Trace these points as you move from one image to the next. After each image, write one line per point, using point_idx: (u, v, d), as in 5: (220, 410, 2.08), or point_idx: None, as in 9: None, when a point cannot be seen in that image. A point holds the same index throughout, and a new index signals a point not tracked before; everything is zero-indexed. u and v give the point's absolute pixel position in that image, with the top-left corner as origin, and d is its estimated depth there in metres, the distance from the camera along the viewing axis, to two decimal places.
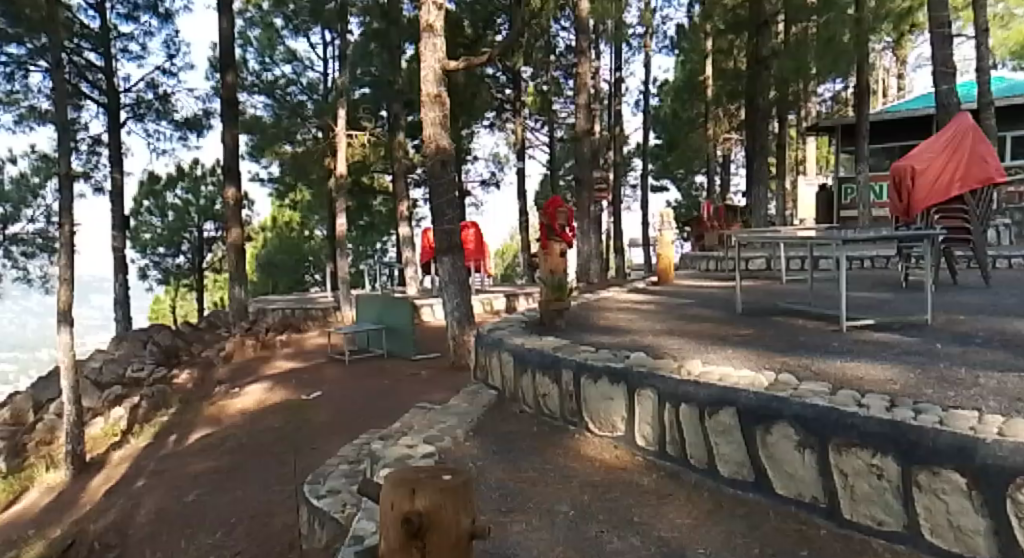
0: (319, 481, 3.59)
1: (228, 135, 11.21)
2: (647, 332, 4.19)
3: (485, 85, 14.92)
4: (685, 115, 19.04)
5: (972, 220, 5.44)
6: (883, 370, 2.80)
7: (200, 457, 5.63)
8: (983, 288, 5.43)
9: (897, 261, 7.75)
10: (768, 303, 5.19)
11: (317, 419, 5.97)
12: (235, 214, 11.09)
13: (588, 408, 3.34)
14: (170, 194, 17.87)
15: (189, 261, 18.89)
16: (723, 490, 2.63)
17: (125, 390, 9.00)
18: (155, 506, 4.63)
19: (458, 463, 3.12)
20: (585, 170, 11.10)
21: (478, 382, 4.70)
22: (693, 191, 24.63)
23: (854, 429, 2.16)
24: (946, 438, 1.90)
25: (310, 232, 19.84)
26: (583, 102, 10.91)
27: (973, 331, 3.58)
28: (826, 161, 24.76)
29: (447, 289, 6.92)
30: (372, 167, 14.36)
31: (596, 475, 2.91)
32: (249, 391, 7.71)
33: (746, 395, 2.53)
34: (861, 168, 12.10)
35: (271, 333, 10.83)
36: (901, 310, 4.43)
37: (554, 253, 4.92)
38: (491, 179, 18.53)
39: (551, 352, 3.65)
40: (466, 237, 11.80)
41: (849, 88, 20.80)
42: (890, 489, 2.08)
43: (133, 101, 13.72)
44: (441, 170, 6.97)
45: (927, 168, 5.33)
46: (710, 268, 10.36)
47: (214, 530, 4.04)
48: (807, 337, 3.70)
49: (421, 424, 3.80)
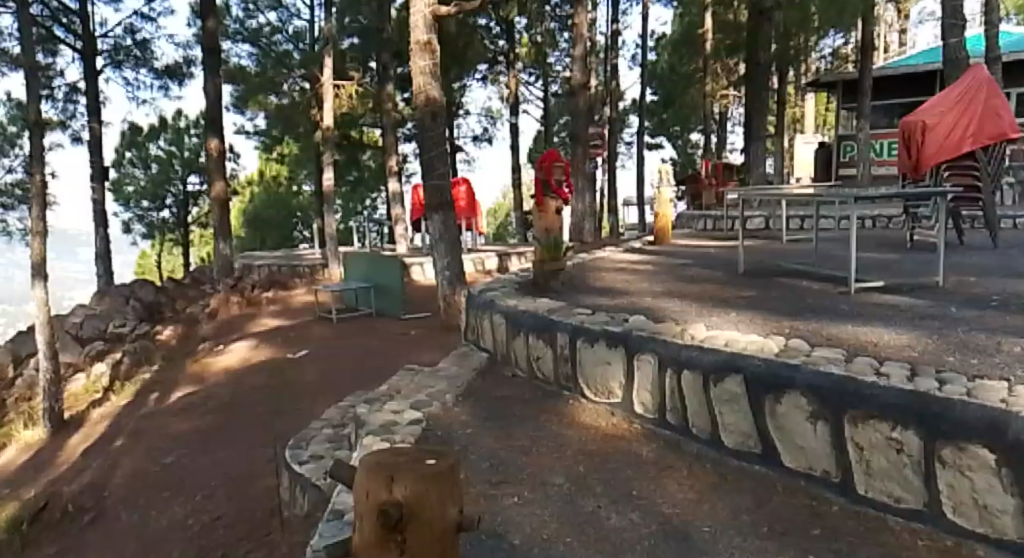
0: (301, 446, 3.44)
1: (210, 85, 10.74)
2: (646, 293, 4.01)
3: (478, 36, 14.44)
4: (683, 70, 18.93)
5: (984, 178, 5.29)
6: (898, 336, 2.64)
7: (181, 416, 5.47)
8: (991, 250, 5.26)
9: (899, 221, 7.60)
10: (770, 264, 5.00)
11: (303, 380, 5.81)
12: (219, 167, 10.79)
13: (584, 373, 3.18)
14: (153, 145, 17.46)
15: (175, 215, 18.45)
16: (726, 461, 2.48)
17: (107, 346, 8.80)
18: (133, 469, 4.48)
19: (446, 429, 2.95)
20: (580, 125, 10.77)
21: (469, 343, 4.53)
22: (688, 149, 24.24)
23: (873, 400, 2.02)
24: (975, 411, 1.77)
25: (297, 188, 19.52)
26: (579, 54, 10.56)
27: (989, 294, 3.42)
28: (823, 120, 24.39)
29: (437, 248, 6.72)
30: (361, 119, 13.99)
31: (592, 444, 2.75)
32: (233, 349, 7.53)
33: (754, 363, 2.37)
34: (863, 125, 11.85)
35: (257, 289, 10.59)
36: (911, 271, 4.26)
37: (550, 211, 4.75)
38: (484, 135, 18.29)
39: (546, 315, 3.47)
40: (457, 193, 11.54)
41: (849, 44, 20.38)
42: (910, 464, 1.94)
43: (111, 47, 13.17)
44: (433, 122, 6.69)
45: (937, 126, 5.12)
46: (707, 227, 10.18)
47: (194, 494, 3.89)
48: (815, 299, 3.53)
49: (409, 388, 3.62)
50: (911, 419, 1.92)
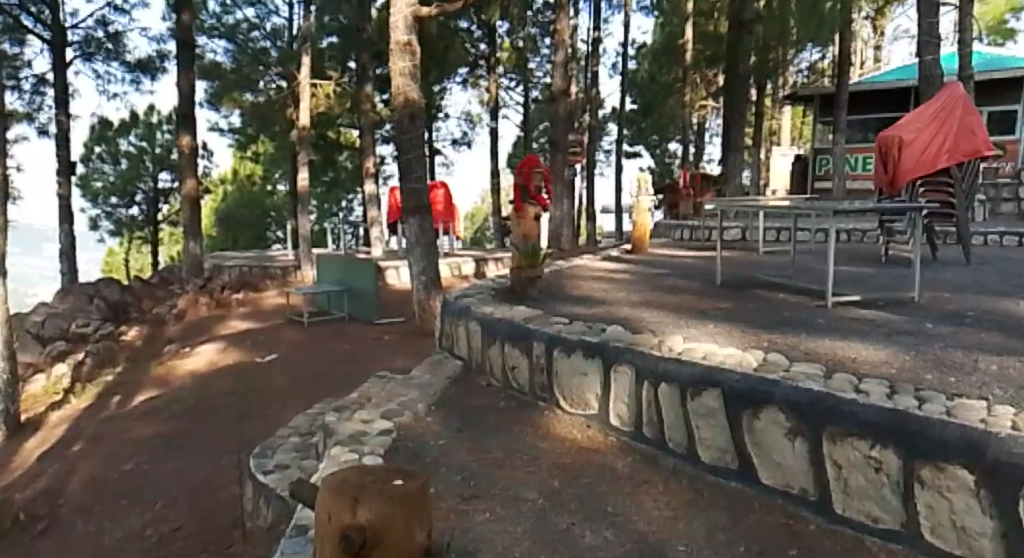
0: (266, 455, 3.33)
1: (184, 79, 10.50)
2: (624, 303, 3.97)
3: (459, 39, 14.35)
4: (663, 79, 19.06)
5: (957, 195, 5.35)
6: (875, 352, 2.62)
7: (143, 420, 5.29)
8: (963, 265, 5.32)
9: (873, 235, 7.69)
10: (747, 276, 5.00)
11: (272, 385, 5.67)
12: (191, 165, 10.56)
13: (559, 383, 3.12)
14: (124, 140, 17.11)
15: (144, 212, 18.05)
16: (702, 477, 2.43)
17: (69, 346, 8.52)
18: (90, 476, 4.30)
19: (417, 439, 2.86)
20: (560, 132, 10.75)
21: (443, 350, 4.45)
22: (666, 158, 24.42)
23: (852, 418, 1.99)
24: (955, 431, 1.75)
25: (272, 187, 19.24)
26: (561, 60, 10.52)
27: (964, 310, 3.45)
28: (800, 133, 24.78)
29: (413, 251, 6.63)
30: (338, 119, 13.82)
31: (566, 457, 2.68)
32: (200, 351, 7.34)
33: (733, 377, 2.33)
34: (838, 138, 11.99)
35: (227, 291, 10.35)
36: (885, 286, 4.28)
37: (529, 217, 4.68)
38: (464, 138, 18.21)
39: (522, 324, 3.40)
40: (434, 197, 11.44)
41: (825, 59, 20.74)
42: (888, 484, 1.91)
43: (82, 38, 12.81)
44: (411, 124, 6.61)
45: (913, 142, 5.22)
46: (684, 237, 10.22)
47: (153, 503, 3.75)
48: (793, 313, 3.52)
49: (380, 397, 3.53)
50: (891, 438, 1.89)
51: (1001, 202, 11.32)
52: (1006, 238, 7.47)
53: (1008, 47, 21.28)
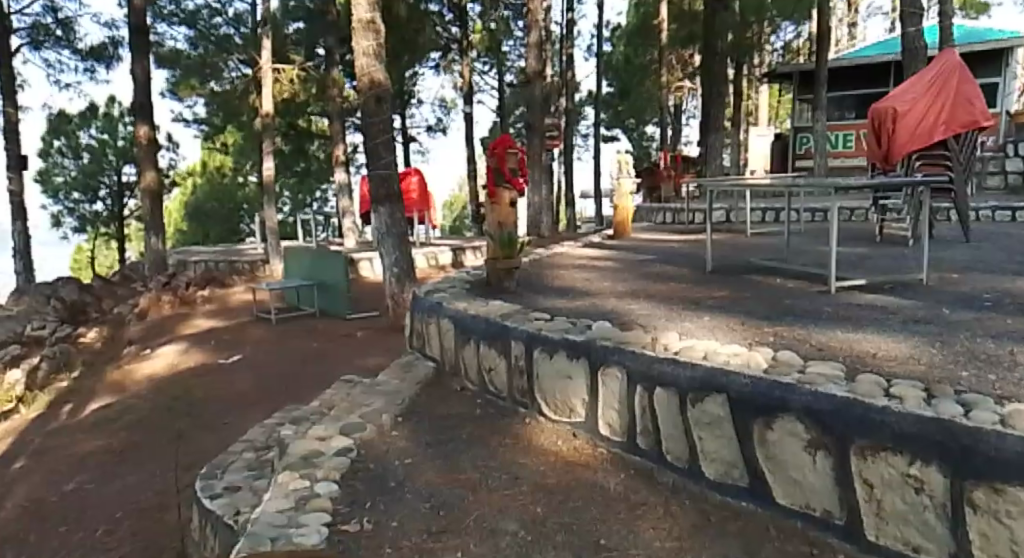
0: (215, 475, 2.95)
1: (139, 67, 9.90)
2: (609, 294, 3.64)
3: (431, 22, 13.81)
4: (638, 61, 18.85)
5: (955, 166, 5.05)
6: (896, 345, 2.33)
7: (91, 433, 4.86)
8: (963, 243, 5.06)
9: (864, 213, 7.51)
10: (738, 260, 4.69)
11: (232, 390, 5.28)
12: (150, 156, 9.99)
13: (541, 388, 2.79)
14: (84, 134, 16.38)
15: (109, 208, 17.49)
16: (707, 496, 2.12)
17: (23, 350, 7.96)
18: (26, 498, 3.89)
19: (380, 459, 2.51)
20: (536, 116, 10.38)
21: (414, 351, 4.08)
22: (644, 141, 24.29)
23: (886, 429, 1.67)
24: (1014, 445, 1.43)
25: (243, 179, 18.58)
26: (534, 41, 10.09)
27: (979, 293, 3.17)
28: (775, 114, 24.77)
29: (385, 243, 6.24)
30: (308, 107, 13.39)
31: (550, 475, 2.36)
32: (161, 353, 6.90)
33: (740, 380, 2.01)
34: (819, 116, 11.74)
35: (192, 287, 9.79)
36: (887, 268, 3.99)
37: (504, 202, 4.32)
38: (438, 125, 17.93)
39: (499, 321, 3.06)
40: (408, 184, 10.99)
41: (800, 37, 20.66)
42: (931, 508, 1.60)
43: (29, 26, 12.12)
44: (378, 107, 6.21)
45: (907, 113, 4.93)
46: (667, 220, 9.99)
47: (94, 528, 3.38)
48: (793, 300, 3.22)
49: (342, 407, 3.18)
50: (933, 453, 1.57)
51: (987, 176, 11.18)
52: (998, 212, 7.31)
53: (984, 20, 21.24)
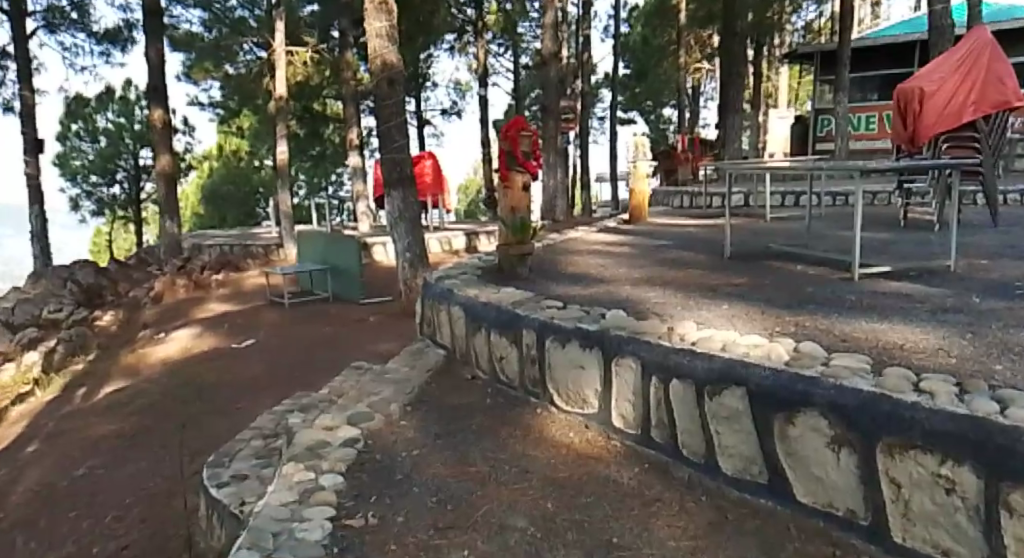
0: (222, 463, 2.92)
1: (152, 50, 9.85)
2: (623, 281, 3.55)
3: (446, 4, 13.66)
4: (656, 42, 18.56)
5: (984, 148, 4.87)
6: (924, 336, 2.22)
7: (104, 417, 4.87)
8: (991, 228, 4.90)
9: (887, 197, 7.33)
10: (757, 246, 4.57)
11: (243, 375, 5.27)
12: (164, 139, 9.97)
13: (553, 377, 2.72)
14: (101, 117, 16.52)
15: (126, 191, 17.56)
16: (724, 492, 2.05)
17: (41, 333, 8.02)
18: (38, 483, 3.90)
19: (387, 449, 2.46)
20: (551, 98, 10.22)
21: (425, 338, 4.03)
22: (660, 124, 23.98)
23: (916, 427, 1.57)
24: None
25: (259, 162, 18.61)
26: (550, 22, 9.93)
27: (1009, 281, 3.04)
28: (795, 96, 24.32)
29: (397, 228, 6.19)
30: (322, 89, 13.33)
31: (561, 467, 2.29)
32: (175, 337, 6.92)
33: (760, 373, 1.92)
34: (841, 98, 11.45)
35: (206, 271, 9.81)
36: (912, 254, 3.86)
37: (516, 186, 4.20)
38: (452, 108, 17.81)
39: (510, 309, 2.99)
40: (421, 168, 10.92)
41: (822, 17, 20.22)
42: (964, 510, 1.51)
43: (44, 8, 12.09)
44: (390, 90, 6.11)
45: (937, 92, 4.74)
46: (684, 204, 9.82)
47: (104, 514, 3.37)
48: (815, 288, 3.11)
49: (350, 395, 3.13)
50: (967, 452, 1.48)
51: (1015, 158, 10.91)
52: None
53: None
